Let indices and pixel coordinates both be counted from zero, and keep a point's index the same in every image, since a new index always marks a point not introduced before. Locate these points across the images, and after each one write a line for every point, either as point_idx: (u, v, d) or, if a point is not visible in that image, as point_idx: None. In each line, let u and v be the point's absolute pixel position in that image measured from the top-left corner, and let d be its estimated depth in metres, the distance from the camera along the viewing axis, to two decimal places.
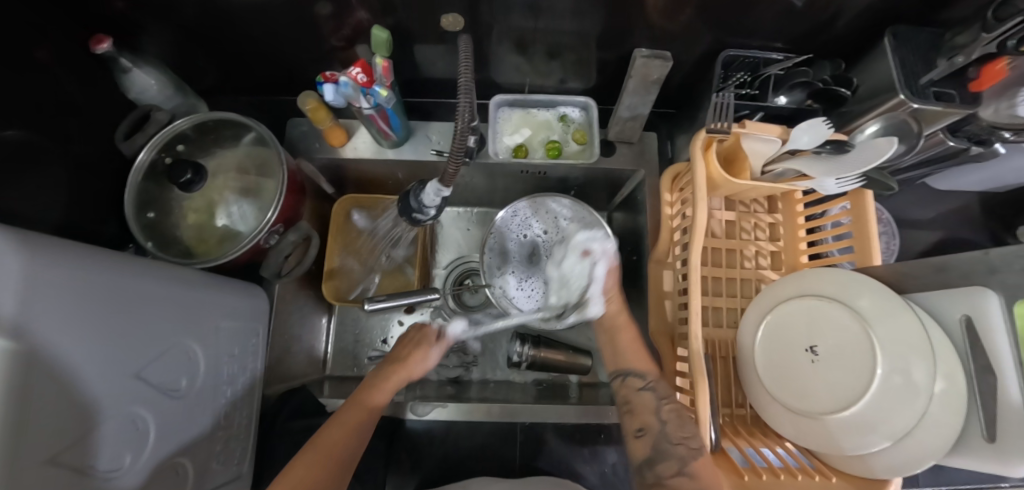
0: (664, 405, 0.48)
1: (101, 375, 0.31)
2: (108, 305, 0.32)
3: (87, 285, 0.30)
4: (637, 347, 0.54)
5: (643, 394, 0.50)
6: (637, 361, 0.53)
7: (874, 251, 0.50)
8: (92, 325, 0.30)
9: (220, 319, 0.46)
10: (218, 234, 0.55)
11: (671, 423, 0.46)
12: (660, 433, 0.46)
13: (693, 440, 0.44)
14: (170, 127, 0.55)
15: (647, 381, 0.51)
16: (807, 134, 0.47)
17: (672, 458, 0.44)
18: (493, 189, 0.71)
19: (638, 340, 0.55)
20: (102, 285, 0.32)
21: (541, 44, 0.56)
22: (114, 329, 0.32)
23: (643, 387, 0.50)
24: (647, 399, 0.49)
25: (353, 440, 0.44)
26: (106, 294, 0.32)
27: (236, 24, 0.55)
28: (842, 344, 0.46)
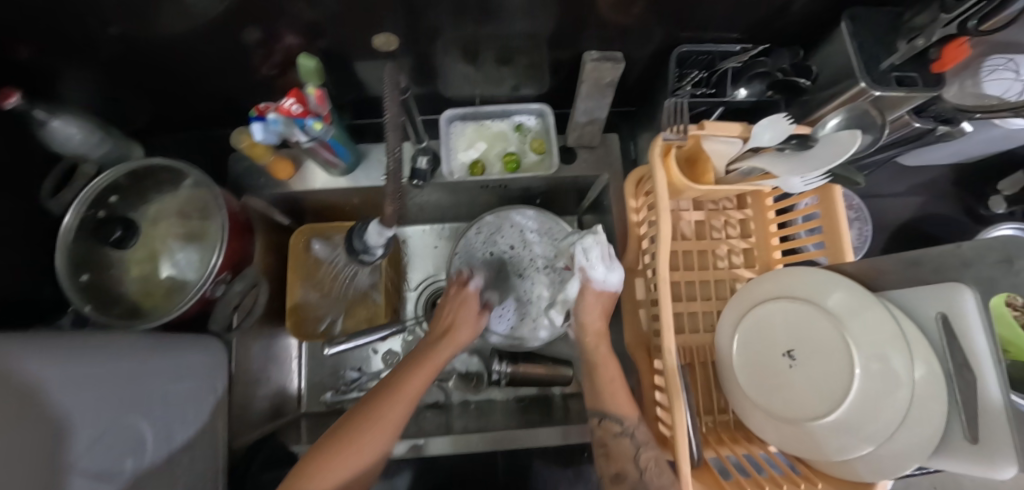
0: (642, 453, 0.47)
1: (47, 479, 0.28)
2: (54, 399, 0.29)
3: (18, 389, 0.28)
4: (617, 388, 0.51)
5: (621, 439, 0.49)
6: (616, 403, 0.51)
7: (846, 248, 0.49)
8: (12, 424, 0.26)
9: (167, 384, 0.42)
10: (166, 286, 0.52)
11: (649, 471, 0.45)
12: (637, 479, 0.45)
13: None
14: (99, 179, 0.51)
15: (624, 425, 0.49)
16: (769, 132, 0.44)
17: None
18: (455, 205, 0.69)
19: (617, 380, 0.52)
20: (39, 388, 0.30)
21: (488, 53, 0.53)
22: (57, 428, 0.30)
23: (620, 433, 0.49)
24: (624, 445, 0.48)
25: (423, 380, 0.47)
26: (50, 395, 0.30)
27: (159, 56, 0.51)
28: (819, 346, 0.45)
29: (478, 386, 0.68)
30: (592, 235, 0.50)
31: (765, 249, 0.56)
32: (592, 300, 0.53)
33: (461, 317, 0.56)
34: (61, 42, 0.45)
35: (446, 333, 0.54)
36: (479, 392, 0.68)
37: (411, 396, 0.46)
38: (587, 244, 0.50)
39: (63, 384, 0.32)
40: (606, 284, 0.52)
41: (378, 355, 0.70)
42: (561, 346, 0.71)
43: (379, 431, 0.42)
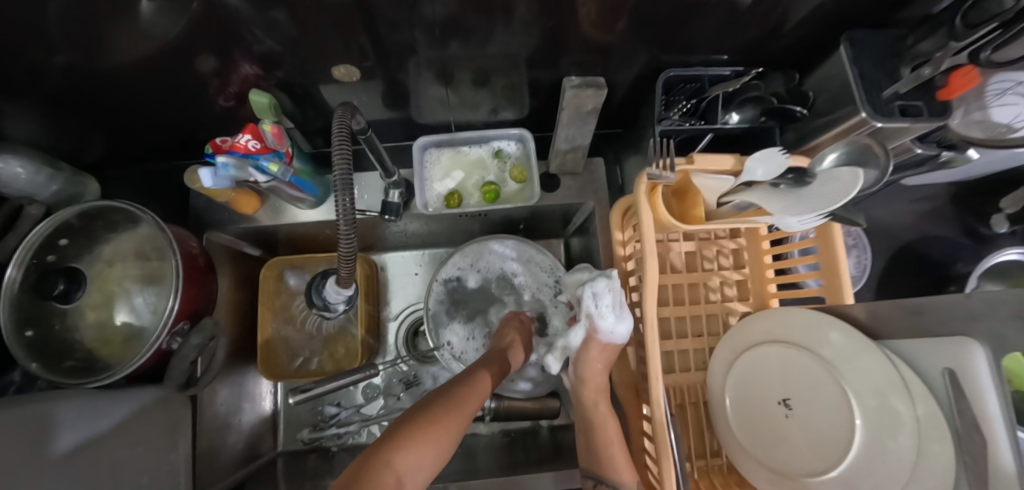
0: None
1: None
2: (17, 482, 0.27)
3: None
4: (622, 452, 0.47)
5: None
6: (620, 471, 0.46)
7: (845, 287, 0.48)
8: None
9: (131, 448, 0.39)
10: (122, 333, 0.49)
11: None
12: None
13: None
14: (45, 222, 0.47)
15: None
16: (762, 166, 0.41)
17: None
18: (433, 233, 0.65)
19: (620, 442, 0.48)
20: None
21: (462, 77, 0.50)
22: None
23: None
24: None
25: (478, 400, 0.40)
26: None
27: (106, 87, 0.47)
28: (817, 395, 0.42)
29: None
30: (606, 279, 0.48)
31: (759, 281, 0.53)
32: (597, 354, 0.50)
33: (513, 339, 0.54)
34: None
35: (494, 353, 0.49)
36: (462, 425, 0.66)
37: (468, 411, 0.38)
38: (599, 289, 0.48)
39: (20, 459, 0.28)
40: (613, 335, 0.49)
41: (357, 389, 0.67)
42: (547, 377, 0.69)
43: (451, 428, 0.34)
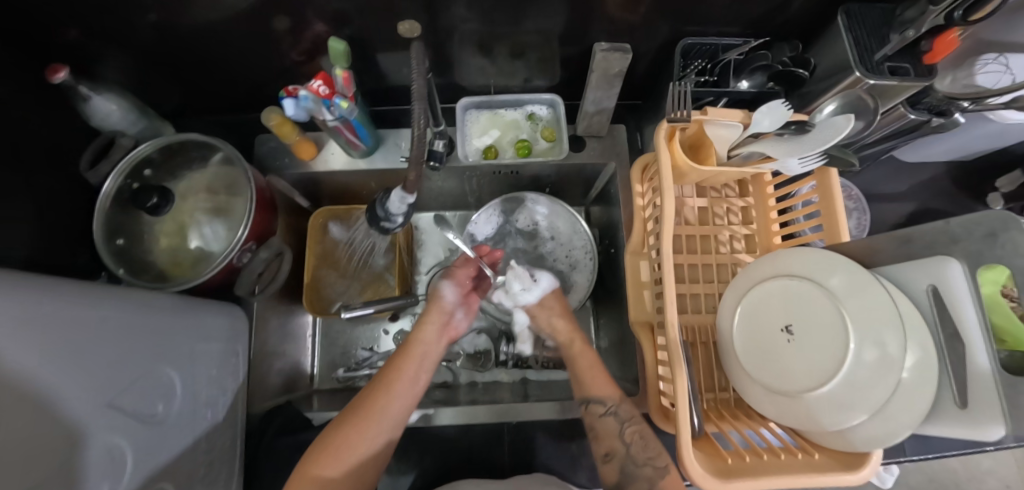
0: (626, 428, 0.51)
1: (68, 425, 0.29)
2: (100, 343, 0.33)
3: (38, 306, 0.28)
4: (599, 376, 0.56)
5: (605, 420, 0.52)
6: (600, 389, 0.54)
7: (842, 228, 0.52)
8: (69, 342, 0.30)
9: (196, 342, 0.46)
10: (193, 256, 0.55)
11: (635, 446, 0.49)
12: (625, 456, 0.49)
13: (656, 462, 0.48)
14: (134, 152, 0.54)
15: (607, 406, 0.52)
16: (768, 117, 0.47)
17: (643, 474, 0.47)
18: (466, 191, 0.71)
19: (596, 368, 0.57)
20: (51, 306, 0.30)
21: (503, 45, 0.56)
22: (80, 363, 0.31)
23: (605, 413, 0.52)
24: (609, 424, 0.51)
25: (403, 391, 0.51)
26: (71, 321, 0.31)
27: (194, 44, 0.54)
28: (817, 321, 0.46)
29: (486, 365, 0.71)
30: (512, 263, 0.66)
31: (766, 235, 0.58)
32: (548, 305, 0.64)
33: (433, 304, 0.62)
34: (105, 24, 0.49)
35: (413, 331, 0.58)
36: (485, 371, 0.71)
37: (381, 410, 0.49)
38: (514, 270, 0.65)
39: (84, 316, 0.32)
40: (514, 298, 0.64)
41: (390, 335, 0.73)
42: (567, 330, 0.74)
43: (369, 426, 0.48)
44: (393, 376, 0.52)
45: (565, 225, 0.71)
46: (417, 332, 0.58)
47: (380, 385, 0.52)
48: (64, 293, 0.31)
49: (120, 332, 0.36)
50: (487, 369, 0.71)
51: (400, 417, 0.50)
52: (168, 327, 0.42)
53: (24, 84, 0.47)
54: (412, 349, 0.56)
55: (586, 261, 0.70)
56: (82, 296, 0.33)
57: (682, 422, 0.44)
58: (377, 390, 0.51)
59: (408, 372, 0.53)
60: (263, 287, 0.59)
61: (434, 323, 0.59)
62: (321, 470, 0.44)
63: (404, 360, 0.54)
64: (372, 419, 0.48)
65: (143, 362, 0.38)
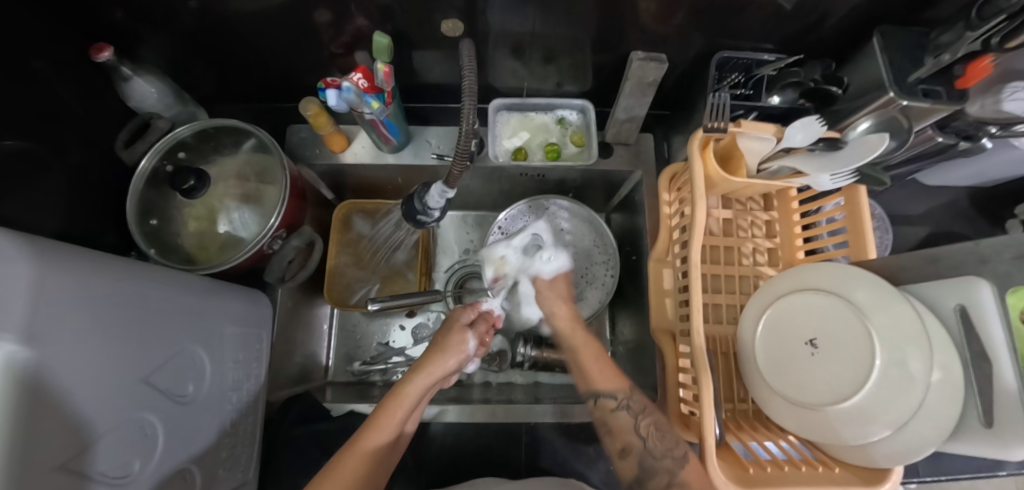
0: (641, 422, 0.50)
1: (104, 400, 0.31)
2: (133, 320, 0.34)
3: (84, 286, 0.30)
4: (603, 368, 0.55)
5: (618, 415, 0.51)
6: (605, 383, 0.54)
7: (869, 246, 0.51)
8: (101, 323, 0.31)
9: (225, 325, 0.47)
10: (221, 240, 0.55)
11: (650, 439, 0.48)
12: (642, 451, 0.48)
13: (675, 452, 0.46)
14: (171, 135, 0.55)
15: (618, 401, 0.52)
16: (802, 133, 0.48)
17: (664, 467, 0.46)
18: (491, 192, 0.72)
19: (598, 359, 0.56)
20: (100, 287, 0.32)
21: (540, 49, 0.57)
22: (116, 342, 0.32)
23: (617, 408, 0.52)
24: (624, 417, 0.51)
25: (382, 437, 0.45)
26: (113, 302, 0.33)
27: (235, 32, 0.55)
28: (842, 336, 0.46)
29: (501, 366, 0.70)
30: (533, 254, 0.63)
31: (789, 249, 0.58)
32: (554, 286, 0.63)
33: (456, 341, 0.53)
34: (152, 9, 0.49)
35: (424, 363, 0.50)
36: (500, 372, 0.70)
37: (363, 457, 0.43)
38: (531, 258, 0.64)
39: (127, 298, 0.34)
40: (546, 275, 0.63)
41: (405, 330, 0.73)
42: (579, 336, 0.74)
43: (356, 464, 0.42)
44: (374, 439, 0.44)
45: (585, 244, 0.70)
46: (414, 384, 0.48)
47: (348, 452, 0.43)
48: (113, 273, 0.33)
49: (158, 315, 0.37)
50: (502, 370, 0.70)
51: (382, 462, 0.45)
52: (206, 313, 0.44)
53: (66, 62, 0.48)
54: (405, 394, 0.48)
55: (606, 279, 0.68)
56: (128, 276, 0.35)
57: (705, 432, 0.44)
58: (361, 457, 0.43)
59: (395, 418, 0.47)
60: (290, 275, 0.60)
61: (436, 378, 0.50)
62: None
63: (391, 401, 0.47)
64: (363, 460, 0.43)
65: (177, 345, 0.40)
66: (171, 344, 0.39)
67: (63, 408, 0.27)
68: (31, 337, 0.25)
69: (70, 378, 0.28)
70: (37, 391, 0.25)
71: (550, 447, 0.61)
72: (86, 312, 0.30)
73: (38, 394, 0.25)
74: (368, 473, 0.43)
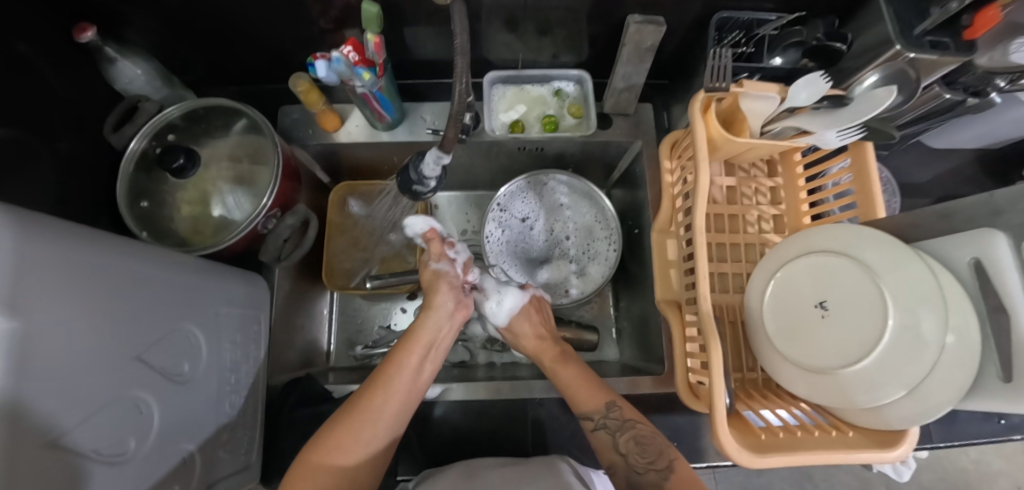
0: (619, 439, 0.47)
1: (96, 374, 0.30)
2: (123, 295, 0.33)
3: (68, 254, 0.29)
4: (583, 383, 0.51)
5: (598, 434, 0.48)
6: (587, 400, 0.49)
7: (879, 205, 0.49)
8: (90, 293, 0.30)
9: (220, 305, 0.46)
10: (215, 224, 0.54)
11: (632, 455, 0.45)
12: (625, 468, 0.46)
13: (658, 465, 0.44)
14: (159, 116, 0.53)
15: (596, 419, 0.48)
16: (806, 91, 0.46)
17: (649, 482, 0.43)
18: (489, 170, 0.70)
19: (580, 376, 0.52)
20: (86, 261, 0.30)
21: (535, 19, 0.55)
22: (106, 316, 0.31)
23: (596, 427, 0.48)
24: (603, 437, 0.48)
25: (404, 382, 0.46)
26: (99, 273, 0.31)
27: (219, 10, 0.53)
28: (855, 297, 0.45)
29: (504, 346, 0.69)
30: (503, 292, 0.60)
31: (795, 215, 0.57)
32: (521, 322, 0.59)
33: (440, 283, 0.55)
34: None
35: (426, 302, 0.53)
36: (505, 352, 0.69)
37: (373, 415, 0.43)
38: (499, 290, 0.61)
39: (114, 275, 0.33)
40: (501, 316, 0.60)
41: (406, 313, 0.72)
42: (583, 314, 0.73)
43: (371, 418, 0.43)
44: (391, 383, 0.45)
45: (585, 219, 0.68)
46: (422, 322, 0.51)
47: (367, 402, 0.44)
48: (99, 248, 0.32)
49: (149, 291, 0.36)
50: (507, 350, 0.69)
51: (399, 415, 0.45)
52: (200, 295, 0.43)
53: (48, 44, 0.47)
54: (418, 334, 0.50)
55: (609, 254, 0.66)
56: (116, 252, 0.34)
57: (715, 400, 0.43)
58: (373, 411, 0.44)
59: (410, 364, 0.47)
60: (288, 253, 0.59)
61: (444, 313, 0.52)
62: (334, 459, 0.41)
63: (409, 344, 0.49)
64: (374, 405, 0.44)
65: (171, 323, 0.39)
66: (165, 321, 0.38)
67: (53, 379, 0.26)
68: (16, 303, 0.24)
69: (60, 349, 0.27)
70: (27, 361, 0.24)
71: (557, 424, 0.60)
72: (73, 286, 0.29)
73: (27, 366, 0.24)
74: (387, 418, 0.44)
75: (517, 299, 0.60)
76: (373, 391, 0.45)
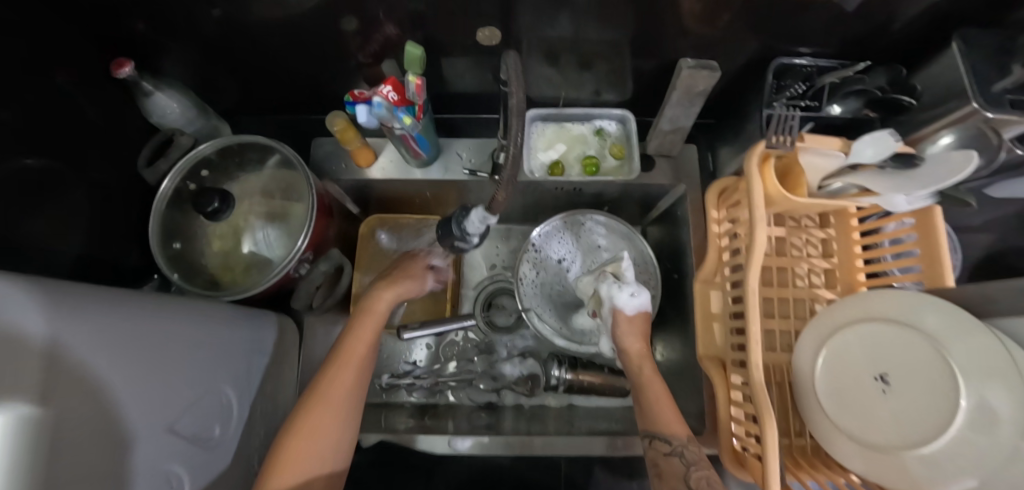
0: (693, 473, 0.40)
1: (129, 457, 0.29)
2: (159, 364, 0.32)
3: (105, 332, 0.27)
4: (668, 406, 0.47)
5: (670, 460, 0.42)
6: (667, 422, 0.45)
7: (948, 272, 0.45)
8: (127, 369, 0.29)
9: (246, 356, 0.45)
10: (245, 262, 0.53)
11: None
12: None
13: None
14: (193, 153, 0.53)
15: (672, 445, 0.43)
16: (872, 147, 0.44)
17: None
18: (523, 206, 0.69)
19: (667, 400, 0.48)
20: (126, 333, 0.29)
21: (580, 57, 0.53)
22: (141, 390, 0.30)
23: (670, 452, 0.42)
24: (674, 464, 0.41)
25: (357, 375, 0.46)
26: (135, 344, 0.30)
27: (258, 42, 0.52)
28: (917, 370, 0.40)
29: (534, 389, 0.66)
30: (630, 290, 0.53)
31: (848, 271, 0.53)
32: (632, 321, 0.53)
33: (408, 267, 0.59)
34: (174, 20, 0.47)
35: (388, 281, 0.56)
36: (534, 395, 0.66)
37: (343, 381, 0.45)
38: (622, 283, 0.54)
39: (151, 342, 0.32)
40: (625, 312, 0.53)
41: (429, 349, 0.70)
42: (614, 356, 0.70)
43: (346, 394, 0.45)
44: (349, 352, 0.47)
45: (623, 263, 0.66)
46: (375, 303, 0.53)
47: (332, 377, 0.45)
48: (136, 315, 0.31)
49: (182, 353, 0.35)
50: (536, 394, 0.66)
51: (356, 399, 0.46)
52: (229, 350, 0.42)
53: (86, 73, 0.46)
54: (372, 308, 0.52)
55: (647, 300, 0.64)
56: (153, 316, 0.33)
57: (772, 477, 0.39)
58: (343, 387, 0.45)
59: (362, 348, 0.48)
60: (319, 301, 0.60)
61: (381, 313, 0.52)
62: (311, 438, 0.42)
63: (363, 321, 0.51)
64: (330, 392, 0.44)
65: (202, 383, 0.37)
66: (196, 383, 0.36)
67: (90, 474, 0.25)
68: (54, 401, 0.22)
69: (95, 440, 0.25)
70: (62, 464, 0.23)
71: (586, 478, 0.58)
72: (110, 364, 0.27)
73: (62, 468, 0.23)
74: (354, 381, 0.46)
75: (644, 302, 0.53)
76: (336, 364, 0.46)
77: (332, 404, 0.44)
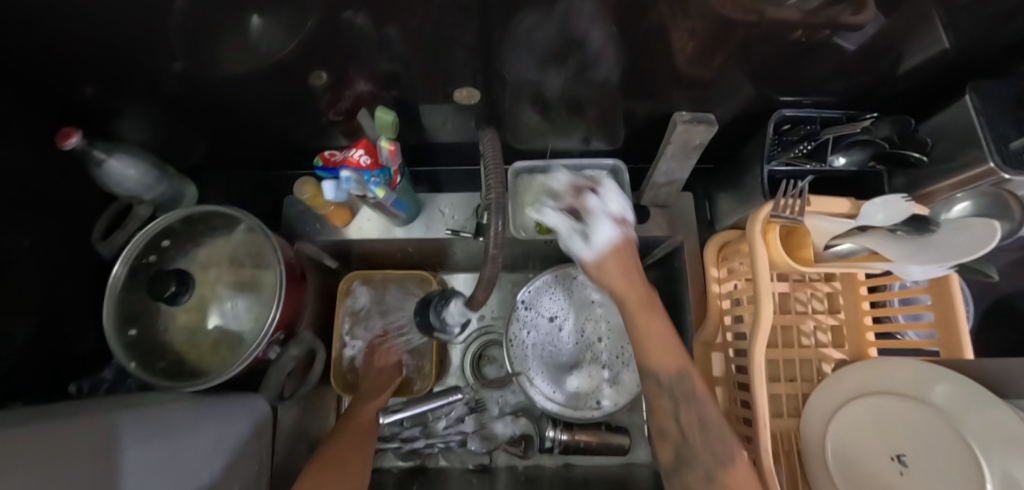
0: (683, 413, 0.39)
1: None
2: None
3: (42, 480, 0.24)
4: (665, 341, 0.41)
5: (660, 399, 0.40)
6: (660, 356, 0.41)
7: (965, 343, 0.42)
8: None
9: (222, 454, 0.41)
10: (212, 338, 0.48)
11: (695, 435, 0.38)
12: (681, 441, 0.39)
13: (722, 447, 0.37)
14: (155, 224, 0.49)
15: (662, 381, 0.40)
16: (883, 211, 0.41)
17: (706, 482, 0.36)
18: (512, 258, 0.65)
19: (658, 318, 0.43)
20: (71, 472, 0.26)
21: (567, 109, 0.50)
22: None
23: (660, 391, 0.40)
24: (664, 404, 0.40)
25: (373, 428, 0.49)
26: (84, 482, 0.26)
27: (222, 102, 0.49)
28: (933, 448, 0.36)
29: (528, 451, 0.63)
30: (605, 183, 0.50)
31: (856, 328, 0.51)
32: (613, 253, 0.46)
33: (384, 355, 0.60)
34: (127, 81, 0.43)
35: (381, 368, 0.58)
36: (528, 456, 0.63)
37: (364, 433, 0.48)
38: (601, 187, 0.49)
39: (128, 479, 0.30)
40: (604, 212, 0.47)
41: None
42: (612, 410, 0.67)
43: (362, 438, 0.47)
44: (363, 409, 0.51)
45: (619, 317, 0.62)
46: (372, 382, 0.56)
47: (350, 428, 0.48)
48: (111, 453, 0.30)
49: (144, 474, 0.31)
50: (531, 455, 0.63)
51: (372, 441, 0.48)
52: (217, 460, 0.40)
53: (33, 142, 0.42)
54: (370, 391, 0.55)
55: None
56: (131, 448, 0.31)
57: None
58: (360, 434, 0.47)
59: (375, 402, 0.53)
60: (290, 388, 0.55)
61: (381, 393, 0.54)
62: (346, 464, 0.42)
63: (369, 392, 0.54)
64: (354, 433, 0.47)
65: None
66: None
67: None
68: None
69: None
70: None
71: None
72: None
73: None
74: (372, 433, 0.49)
75: (611, 234, 0.46)
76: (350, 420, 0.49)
77: (359, 445, 0.45)
